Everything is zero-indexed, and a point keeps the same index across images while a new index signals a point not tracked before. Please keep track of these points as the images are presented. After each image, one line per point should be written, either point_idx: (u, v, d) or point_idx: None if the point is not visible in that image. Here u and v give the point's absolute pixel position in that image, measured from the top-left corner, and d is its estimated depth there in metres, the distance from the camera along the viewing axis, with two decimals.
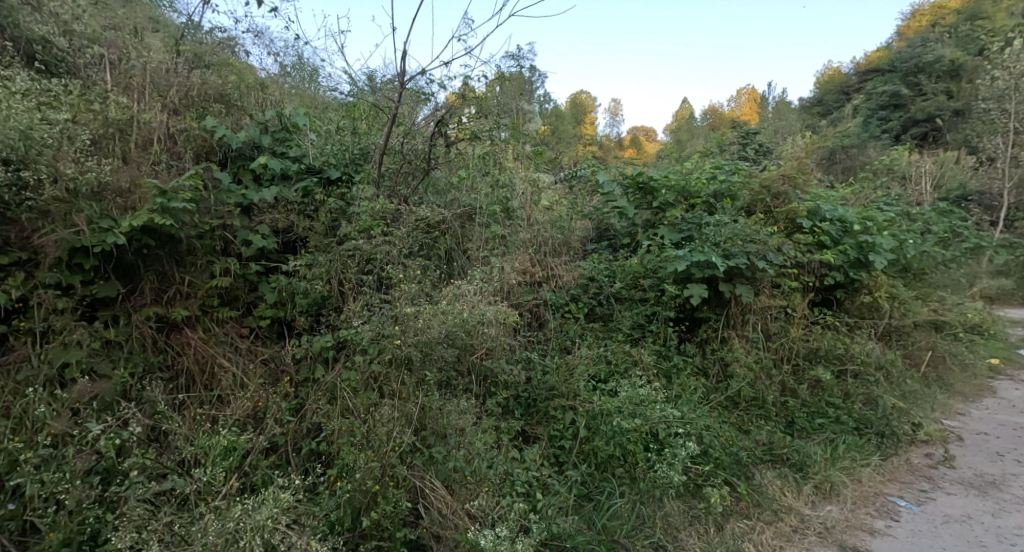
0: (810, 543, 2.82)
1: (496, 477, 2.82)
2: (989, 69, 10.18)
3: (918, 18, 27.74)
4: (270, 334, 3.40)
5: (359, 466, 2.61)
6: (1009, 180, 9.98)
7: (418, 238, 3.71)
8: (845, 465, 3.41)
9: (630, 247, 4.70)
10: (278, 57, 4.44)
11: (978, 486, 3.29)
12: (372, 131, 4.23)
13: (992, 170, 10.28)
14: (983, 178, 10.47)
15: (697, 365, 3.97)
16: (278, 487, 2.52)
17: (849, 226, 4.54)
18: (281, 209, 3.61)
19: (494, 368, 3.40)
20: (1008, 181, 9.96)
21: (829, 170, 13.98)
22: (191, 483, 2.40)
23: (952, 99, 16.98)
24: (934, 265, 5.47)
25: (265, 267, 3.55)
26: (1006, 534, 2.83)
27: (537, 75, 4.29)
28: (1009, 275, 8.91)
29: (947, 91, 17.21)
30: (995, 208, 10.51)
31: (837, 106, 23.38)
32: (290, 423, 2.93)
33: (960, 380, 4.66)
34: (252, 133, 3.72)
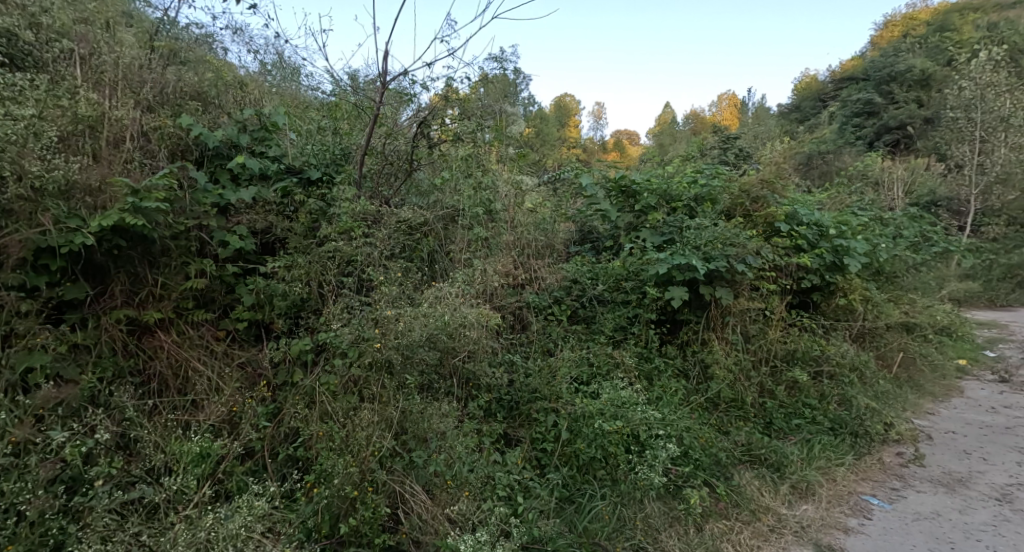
0: (787, 543, 2.86)
1: (478, 480, 2.80)
2: (956, 80, 10.56)
3: (889, 30, 28.60)
4: (246, 337, 3.34)
5: (337, 471, 2.55)
6: (976, 188, 10.34)
7: (399, 239, 3.68)
8: (820, 465, 3.48)
9: (613, 250, 4.75)
10: (258, 55, 4.36)
11: (946, 484, 3.39)
12: (354, 131, 4.19)
13: (960, 177, 10.64)
14: (952, 185, 10.84)
15: (678, 366, 4.02)
16: (253, 494, 2.46)
17: (825, 230, 4.65)
18: (258, 210, 3.54)
19: (476, 372, 3.36)
20: (975, 188, 10.32)
21: (805, 176, 14.32)
22: (161, 492, 2.32)
23: (921, 108, 17.53)
24: (905, 268, 5.64)
25: (242, 268, 3.48)
26: (972, 531, 2.91)
27: (521, 78, 4.29)
28: (976, 278, 9.23)
29: (917, 100, 17.78)
30: (963, 214, 10.88)
31: (813, 113, 23.97)
32: (266, 429, 2.88)
33: (929, 381, 4.80)
34: (229, 132, 3.65)
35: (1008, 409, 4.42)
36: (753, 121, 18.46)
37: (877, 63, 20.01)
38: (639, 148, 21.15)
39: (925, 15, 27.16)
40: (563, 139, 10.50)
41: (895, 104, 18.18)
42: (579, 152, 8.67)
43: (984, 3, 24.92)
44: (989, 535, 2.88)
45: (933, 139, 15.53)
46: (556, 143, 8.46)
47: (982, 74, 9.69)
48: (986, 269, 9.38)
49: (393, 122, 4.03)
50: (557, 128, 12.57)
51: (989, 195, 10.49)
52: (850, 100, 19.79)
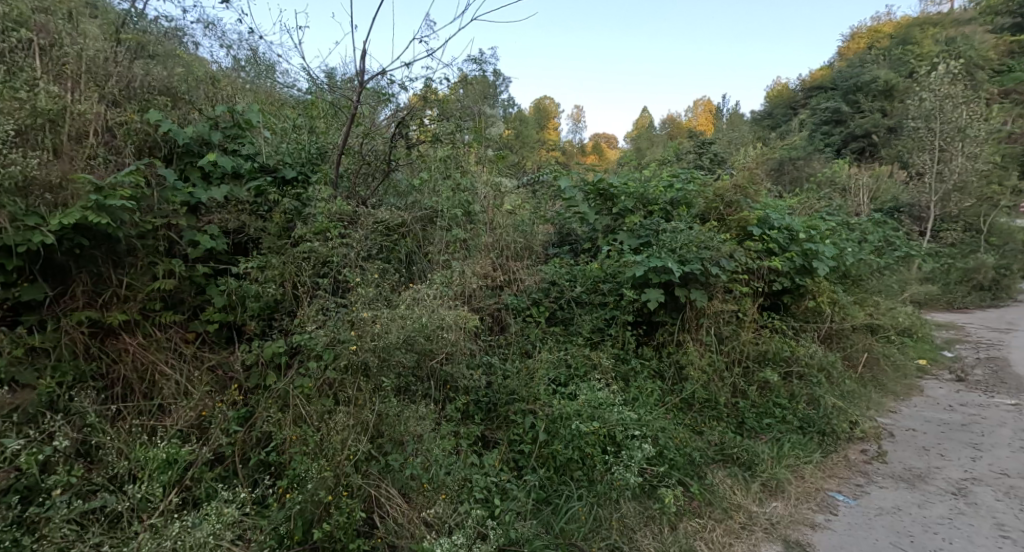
0: (757, 539, 2.94)
1: (454, 483, 2.79)
2: (917, 91, 11.01)
3: (854, 42, 29.62)
4: (217, 339, 3.26)
5: (311, 476, 2.51)
6: (935, 194, 10.79)
7: (377, 240, 3.64)
8: (789, 463, 3.57)
9: (591, 252, 4.80)
10: (231, 50, 4.24)
11: (907, 479, 3.52)
12: (330, 130, 4.14)
13: (922, 185, 11.09)
14: (914, 192, 11.30)
15: (653, 367, 4.09)
16: (222, 501, 2.40)
17: (795, 234, 4.79)
18: (230, 209, 3.45)
19: (454, 373, 3.35)
20: (935, 195, 10.77)
21: (775, 182, 14.77)
22: (124, 501, 2.24)
23: (884, 118, 18.19)
24: (870, 271, 5.86)
25: (213, 269, 3.39)
26: (930, 524, 3.03)
27: (500, 80, 4.34)
28: (935, 281, 9.62)
29: (882, 110, 18.45)
30: (924, 220, 11.37)
31: (784, 121, 24.64)
32: (237, 433, 2.81)
33: (892, 380, 4.99)
34: (201, 128, 3.56)
35: (965, 407, 4.61)
36: (726, 128, 18.88)
37: (843, 73, 20.71)
38: (617, 151, 21.44)
39: (888, 29, 28.31)
40: (542, 142, 10.56)
41: (861, 113, 18.85)
42: (558, 155, 8.73)
43: (943, 20, 26.04)
44: (945, 528, 3.00)
45: (896, 147, 16.14)
46: (536, 145, 8.52)
47: (941, 86, 10.14)
48: (944, 273, 9.80)
49: (372, 122, 4.00)
50: (537, 131, 12.59)
51: (947, 202, 10.97)
52: (818, 108, 20.42)
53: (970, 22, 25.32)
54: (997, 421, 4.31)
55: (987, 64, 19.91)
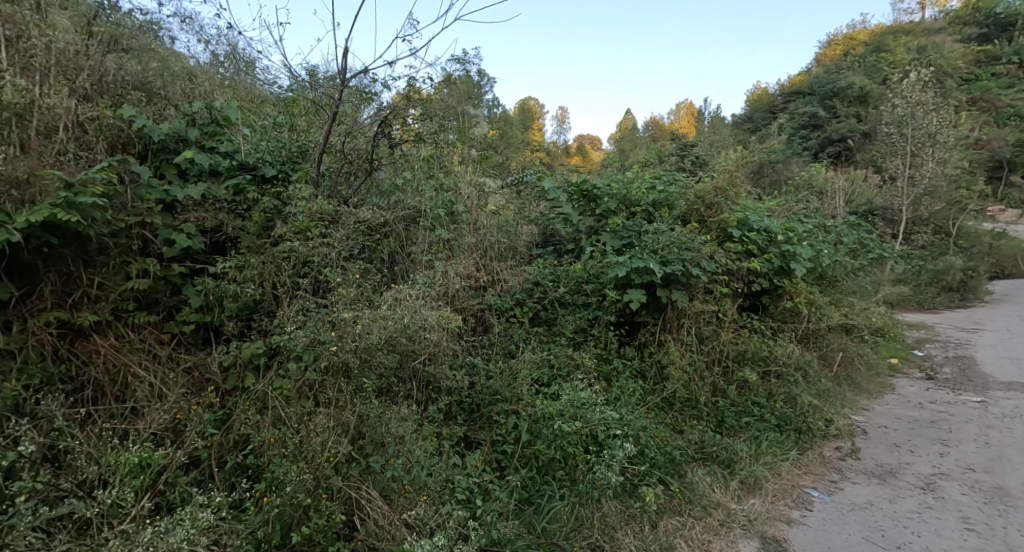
0: (735, 536, 2.99)
1: (436, 484, 2.78)
2: (890, 97, 11.32)
3: (831, 49, 30.33)
4: (193, 340, 3.19)
5: (290, 479, 2.47)
6: (908, 198, 11.11)
7: (359, 239, 3.60)
8: (767, 460, 3.63)
9: (575, 253, 4.83)
10: (209, 45, 4.18)
11: (878, 475, 3.62)
12: (312, 128, 4.06)
13: (895, 188, 11.40)
14: (888, 195, 11.62)
15: (636, 367, 4.13)
16: (198, 505, 2.35)
17: (774, 236, 4.87)
18: (208, 208, 3.39)
19: (437, 374, 3.34)
20: (907, 199, 11.08)
21: (755, 184, 15.04)
22: (93, 506, 2.18)
23: (859, 123, 18.65)
24: (845, 272, 6.01)
25: (189, 268, 3.32)
26: (900, 518, 3.12)
27: (485, 80, 4.34)
28: (907, 282, 9.90)
29: (857, 115, 18.92)
30: (897, 222, 11.69)
31: (762, 124, 25.10)
32: (214, 436, 2.75)
33: (865, 378, 5.12)
34: (177, 124, 3.48)
35: (934, 404, 4.75)
36: (707, 131, 19.18)
37: (820, 79, 21.18)
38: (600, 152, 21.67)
39: (863, 37, 29.04)
40: (528, 143, 10.59)
41: (837, 118, 19.31)
42: (543, 157, 8.78)
43: (914, 28, 26.78)
44: (914, 521, 3.09)
45: (870, 151, 16.57)
46: (522, 146, 8.55)
47: (913, 93, 10.44)
48: (915, 274, 10.09)
49: (354, 121, 3.95)
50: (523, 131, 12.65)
51: (918, 206, 11.29)
52: (797, 113, 20.84)
53: (940, 32, 26.09)
54: (964, 418, 4.45)
55: (955, 73, 20.59)
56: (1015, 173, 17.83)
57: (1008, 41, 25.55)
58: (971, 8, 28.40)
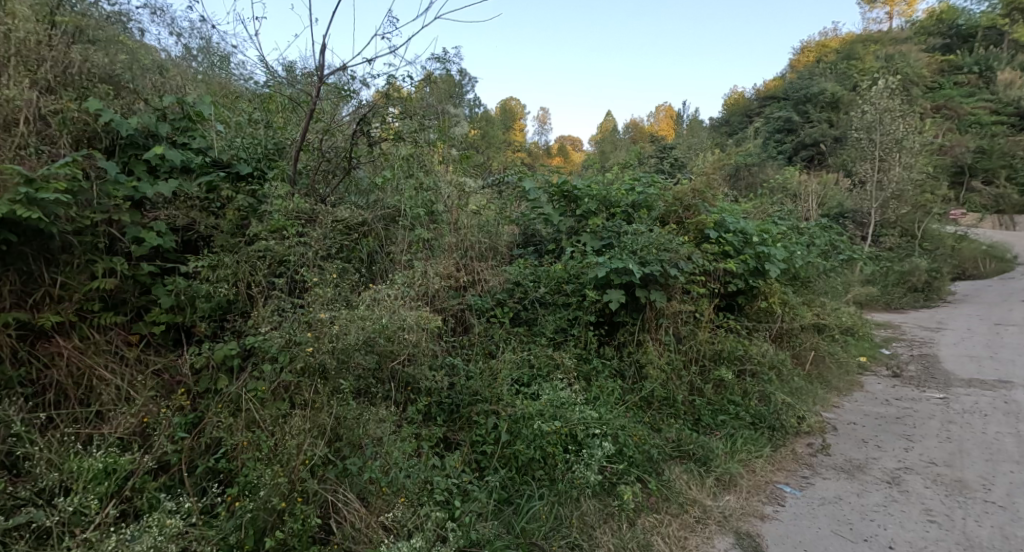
0: (711, 532, 3.04)
1: (415, 486, 2.75)
2: (859, 104, 11.66)
3: (804, 56, 31.14)
4: (164, 341, 3.10)
5: (264, 482, 2.40)
6: (876, 202, 11.48)
7: (336, 239, 3.54)
8: (741, 457, 3.71)
9: (555, 253, 4.85)
10: (181, 37, 4.06)
11: (847, 470, 3.73)
12: (289, 126, 3.98)
13: (864, 192, 11.77)
14: (857, 199, 11.99)
15: (614, 367, 4.18)
16: (167, 512, 2.28)
17: (749, 238, 4.96)
18: (179, 205, 3.29)
19: (416, 375, 3.33)
20: (876, 203, 11.45)
21: (731, 187, 15.34)
22: (53, 515, 2.08)
23: (831, 128, 19.18)
24: (817, 273, 6.18)
25: (159, 268, 3.22)
26: (867, 512, 3.21)
27: (466, 80, 4.32)
28: (875, 282, 10.21)
29: (829, 120, 19.49)
30: (865, 225, 12.08)
31: (738, 128, 25.66)
32: (184, 440, 2.67)
33: (836, 376, 5.26)
34: (147, 119, 3.36)
35: (899, 401, 4.92)
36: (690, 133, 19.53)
37: (793, 84, 21.70)
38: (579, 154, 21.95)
39: (833, 44, 29.88)
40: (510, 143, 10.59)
41: (810, 123, 19.85)
42: (526, 157, 8.83)
43: (882, 37, 27.65)
44: (880, 514, 3.19)
45: (841, 156, 17.08)
46: (505, 146, 8.58)
47: (881, 100, 10.79)
48: (883, 275, 10.43)
49: (332, 118, 3.85)
50: (505, 132, 12.71)
51: (886, 209, 11.66)
52: (772, 117, 21.33)
53: (905, 42, 26.99)
54: (927, 413, 4.61)
55: (920, 82, 21.36)
56: (975, 178, 18.55)
57: (968, 52, 26.60)
58: (934, 19, 29.47)
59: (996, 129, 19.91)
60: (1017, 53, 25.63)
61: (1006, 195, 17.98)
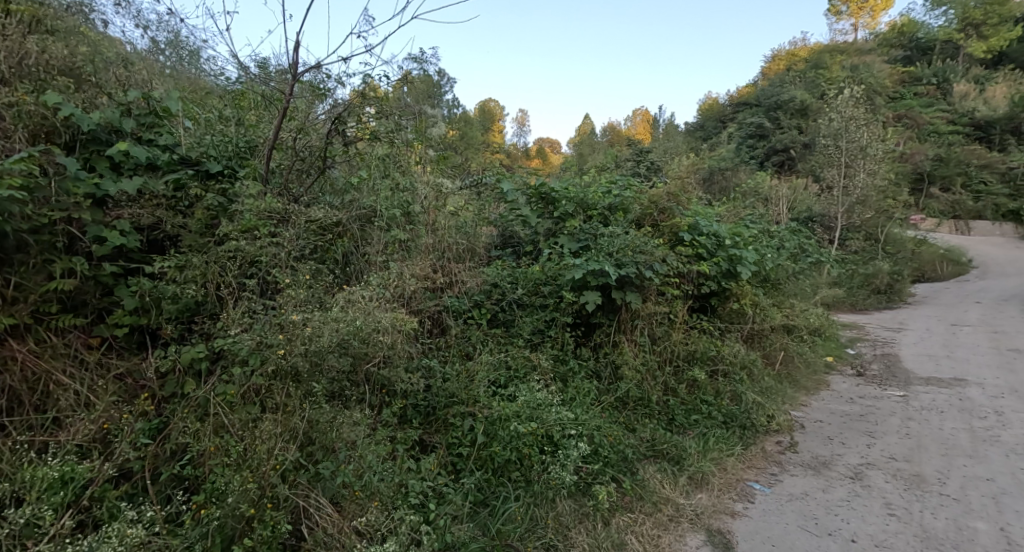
0: (683, 530, 3.09)
1: (389, 489, 2.72)
2: (826, 112, 12.03)
3: (776, 64, 32.13)
4: (127, 344, 3.00)
5: (231, 489, 2.33)
6: (842, 207, 11.87)
7: (310, 240, 3.47)
8: (713, 456, 3.78)
9: (532, 255, 4.88)
10: (147, 30, 3.93)
11: (814, 467, 3.84)
12: (261, 123, 3.91)
13: (831, 197, 12.18)
14: (825, 204, 12.39)
15: (591, 368, 4.23)
16: (128, 521, 2.20)
17: (722, 241, 5.06)
18: (144, 204, 3.17)
19: (392, 378, 3.29)
20: (842, 207, 11.84)
21: (705, 192, 15.70)
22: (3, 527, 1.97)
23: (800, 134, 19.77)
24: (786, 276, 6.38)
25: (122, 268, 3.11)
26: (832, 507, 3.31)
27: (444, 80, 4.23)
28: (841, 284, 10.56)
29: (798, 127, 20.10)
30: (832, 229, 12.49)
31: (713, 133, 26.22)
32: (148, 447, 2.58)
33: (804, 375, 5.42)
34: (110, 114, 3.23)
35: (863, 399, 5.09)
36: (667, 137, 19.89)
37: (765, 92, 22.27)
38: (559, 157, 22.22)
39: (802, 54, 30.88)
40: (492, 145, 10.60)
41: (781, 129, 20.44)
42: (508, 159, 8.88)
43: (848, 47, 28.60)
44: (844, 509, 3.29)
45: (810, 162, 17.62)
46: (484, 148, 8.60)
47: (847, 108, 11.20)
48: (849, 278, 10.79)
49: (306, 116, 3.71)
50: (485, 133, 12.80)
51: (852, 213, 12.05)
52: (744, 123, 21.89)
53: (869, 53, 28.03)
54: (888, 411, 4.78)
55: (883, 92, 22.24)
56: (934, 185, 19.34)
57: (927, 65, 27.81)
58: (896, 32, 30.72)
59: (953, 138, 20.84)
60: (973, 66, 26.90)
61: (962, 201, 18.83)
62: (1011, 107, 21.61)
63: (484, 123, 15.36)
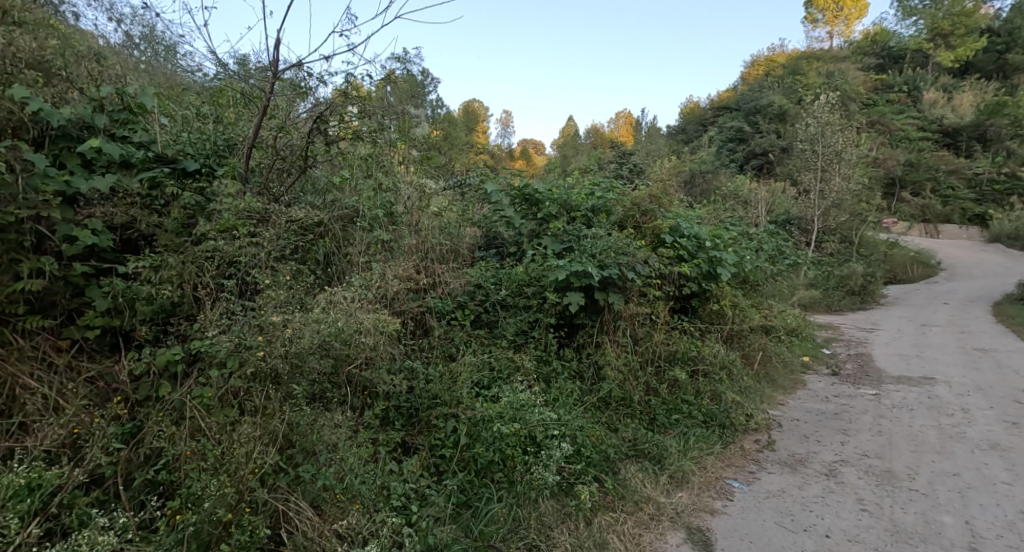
0: (664, 529, 3.12)
1: (371, 492, 2.69)
2: (803, 117, 12.29)
3: (755, 70, 32.77)
4: (99, 347, 2.92)
5: (208, 493, 2.28)
6: (819, 209, 12.15)
7: (291, 240, 3.42)
8: (693, 455, 3.83)
9: (516, 256, 4.89)
10: (121, 23, 3.84)
11: (791, 465, 3.91)
12: (240, 121, 3.87)
13: (807, 200, 12.45)
14: (801, 207, 12.67)
15: (574, 369, 4.25)
16: (99, 529, 2.14)
17: (702, 242, 5.13)
18: (117, 202, 3.09)
19: (373, 380, 3.26)
20: (818, 210, 12.12)
21: (686, 194, 15.92)
22: None
23: (778, 138, 20.15)
24: (764, 277, 6.50)
25: (94, 268, 3.02)
26: (807, 503, 3.38)
27: (428, 80, 4.20)
28: (817, 285, 10.80)
29: (777, 131, 20.52)
30: (809, 231, 12.77)
31: (694, 136, 26.55)
32: (121, 452, 2.51)
33: (781, 375, 5.54)
34: (81, 110, 3.12)
35: (837, 398, 5.21)
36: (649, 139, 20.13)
37: (744, 96, 22.67)
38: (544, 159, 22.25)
39: (780, 59, 31.53)
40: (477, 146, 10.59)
41: (760, 133, 20.84)
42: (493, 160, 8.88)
43: (824, 54, 29.26)
44: (818, 505, 3.37)
45: (787, 166, 17.99)
46: (469, 148, 8.58)
47: (823, 114, 11.47)
48: (825, 279, 11.04)
49: (288, 114, 3.65)
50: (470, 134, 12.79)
51: (827, 216, 12.34)
52: (725, 127, 22.26)
53: (844, 60, 28.73)
54: (861, 409, 4.91)
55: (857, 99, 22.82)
56: (905, 190, 19.89)
57: (899, 73, 28.64)
58: (869, 41, 31.59)
59: (923, 144, 21.48)
60: (942, 75, 27.79)
61: (932, 205, 19.44)
62: (976, 116, 22.36)
63: (469, 124, 15.34)
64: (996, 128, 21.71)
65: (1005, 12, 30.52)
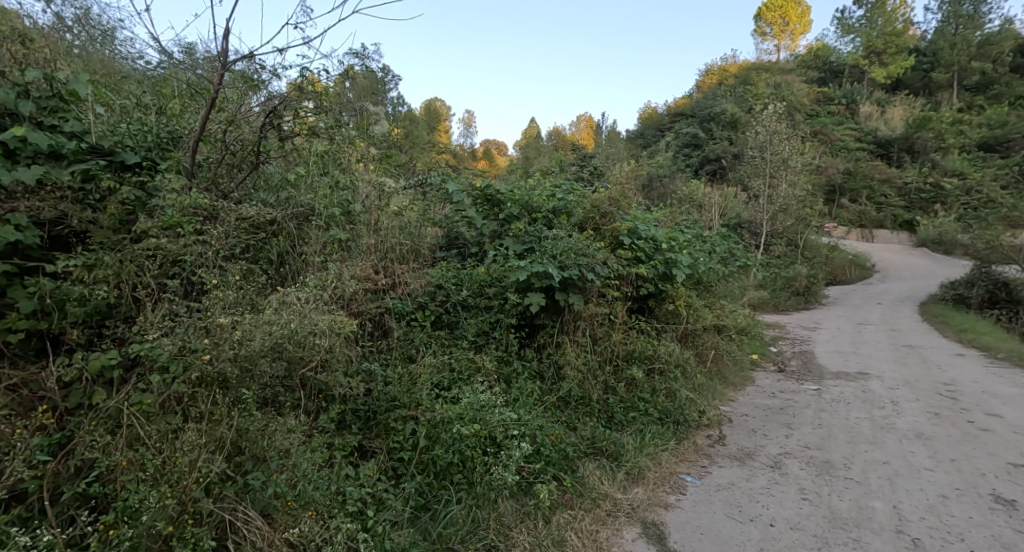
0: (620, 524, 3.18)
1: (325, 497, 2.61)
2: (752, 125, 12.80)
3: (708, 77, 33.94)
4: (24, 352, 2.66)
5: (146, 506, 2.15)
6: (766, 214, 12.69)
7: (241, 238, 3.28)
8: (648, 451, 3.91)
9: (478, 256, 4.87)
10: (51, 3, 3.55)
11: (739, 458, 4.07)
12: (185, 113, 3.67)
13: (756, 205, 13.00)
14: (751, 211, 13.22)
15: (534, 369, 4.28)
16: (21, 548, 1.97)
17: (659, 245, 5.25)
18: (45, 196, 2.84)
19: (329, 382, 3.18)
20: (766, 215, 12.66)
21: (644, 198, 16.33)
22: None
23: (730, 145, 20.96)
24: (717, 279, 6.73)
25: (18, 266, 2.76)
26: (753, 495, 3.53)
27: (388, 76, 4.10)
28: (766, 287, 11.29)
29: (728, 138, 21.35)
30: (757, 234, 13.35)
31: (652, 141, 27.26)
32: (48, 464, 2.32)
33: (732, 373, 5.76)
34: (4, 95, 2.86)
35: (783, 393, 5.46)
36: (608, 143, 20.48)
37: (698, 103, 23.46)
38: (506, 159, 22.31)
39: (731, 69, 32.83)
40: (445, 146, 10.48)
41: (713, 140, 21.65)
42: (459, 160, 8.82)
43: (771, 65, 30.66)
44: (764, 496, 3.51)
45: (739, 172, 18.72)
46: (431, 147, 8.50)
47: (770, 123, 12.01)
48: (773, 281, 11.54)
49: (238, 107, 3.46)
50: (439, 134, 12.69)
51: (775, 221, 12.92)
52: (679, 133, 22.98)
53: (789, 71, 30.19)
54: (804, 404, 5.17)
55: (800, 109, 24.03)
56: (843, 197, 21.06)
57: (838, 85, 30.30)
58: (812, 54, 33.31)
59: (858, 154, 22.83)
60: (876, 90, 29.60)
61: (868, 211, 20.66)
62: (904, 129, 23.94)
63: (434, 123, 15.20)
64: (922, 140, 23.28)
65: (928, 34, 32.87)
